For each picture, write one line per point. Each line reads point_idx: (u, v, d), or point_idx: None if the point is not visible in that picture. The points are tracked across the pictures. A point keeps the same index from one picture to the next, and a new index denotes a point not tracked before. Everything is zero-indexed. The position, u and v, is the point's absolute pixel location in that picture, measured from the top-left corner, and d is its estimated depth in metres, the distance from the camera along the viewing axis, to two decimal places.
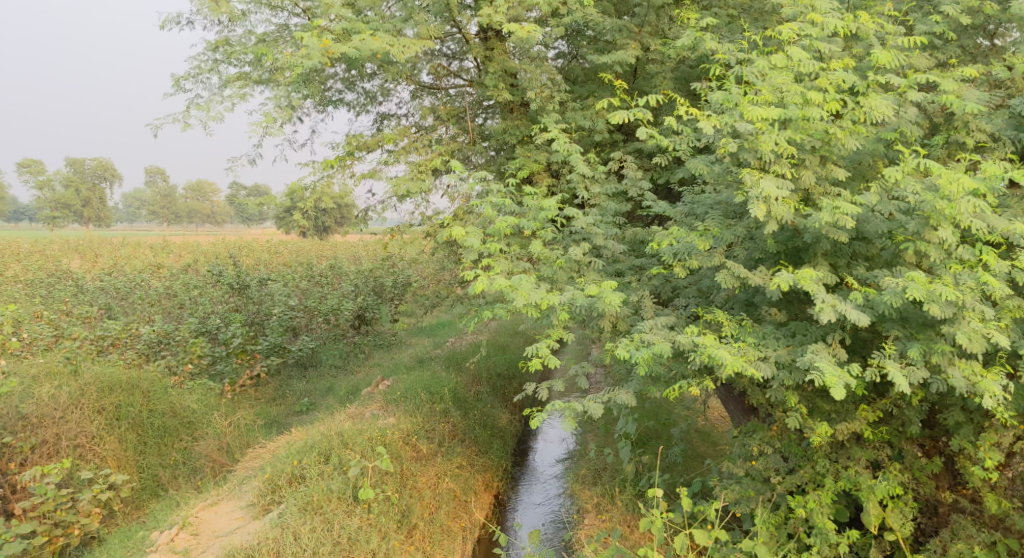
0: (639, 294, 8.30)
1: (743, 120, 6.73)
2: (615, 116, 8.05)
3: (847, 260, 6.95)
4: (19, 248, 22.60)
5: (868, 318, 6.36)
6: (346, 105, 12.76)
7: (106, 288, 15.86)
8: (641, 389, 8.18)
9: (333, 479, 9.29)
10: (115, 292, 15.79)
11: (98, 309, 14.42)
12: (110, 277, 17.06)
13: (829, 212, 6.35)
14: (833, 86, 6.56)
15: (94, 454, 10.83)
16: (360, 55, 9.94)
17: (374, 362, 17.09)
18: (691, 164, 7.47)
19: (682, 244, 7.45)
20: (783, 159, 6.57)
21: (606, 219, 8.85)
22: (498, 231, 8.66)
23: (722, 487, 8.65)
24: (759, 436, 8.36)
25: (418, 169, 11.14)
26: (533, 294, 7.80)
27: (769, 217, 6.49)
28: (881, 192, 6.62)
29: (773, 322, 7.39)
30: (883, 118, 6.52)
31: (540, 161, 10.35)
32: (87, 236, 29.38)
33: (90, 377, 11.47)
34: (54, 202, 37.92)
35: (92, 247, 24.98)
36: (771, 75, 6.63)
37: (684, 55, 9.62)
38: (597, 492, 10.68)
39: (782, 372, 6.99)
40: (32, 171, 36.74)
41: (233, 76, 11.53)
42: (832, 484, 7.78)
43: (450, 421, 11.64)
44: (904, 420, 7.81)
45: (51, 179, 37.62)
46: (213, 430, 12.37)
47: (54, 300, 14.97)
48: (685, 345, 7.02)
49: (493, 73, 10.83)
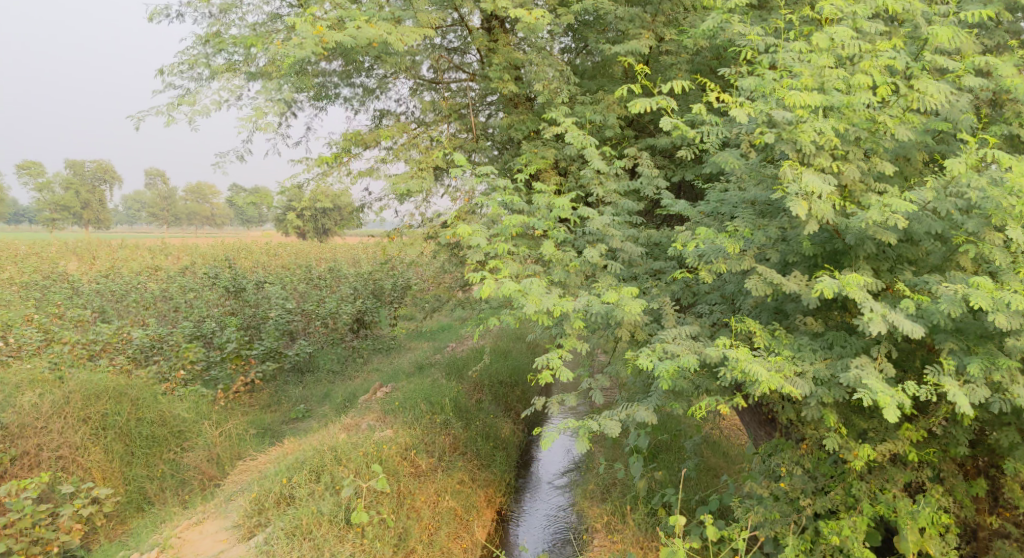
0: (659, 301, 7.69)
1: (779, 108, 6.17)
2: (635, 104, 7.27)
3: (892, 265, 6.38)
4: (15, 250, 22.02)
5: (922, 329, 5.80)
6: (341, 99, 12.14)
7: (100, 290, 15.34)
8: (661, 403, 7.57)
9: (324, 499, 8.64)
10: (108, 294, 15.23)
11: (90, 313, 13.86)
12: (106, 279, 16.51)
13: (878, 210, 5.79)
14: (881, 70, 6.02)
15: (77, 465, 10.20)
16: (356, 44, 9.32)
17: (373, 367, 16.39)
18: (719, 159, 6.88)
19: (708, 246, 6.85)
20: (825, 151, 6.01)
21: (622, 218, 8.25)
22: (506, 231, 8.08)
23: (745, 509, 8.01)
24: (788, 455, 7.75)
25: (419, 167, 10.54)
26: (545, 301, 7.21)
27: (811, 216, 5.91)
28: (935, 188, 6.06)
29: (808, 332, 6.81)
30: (937, 105, 5.94)
31: (548, 157, 9.72)
32: (86, 237, 28.96)
33: (75, 384, 10.86)
34: (54, 204, 37.28)
35: (91, 248, 24.49)
36: (811, 58, 6.08)
37: (704, 43, 9.05)
38: (608, 509, 10.02)
39: (820, 388, 6.42)
40: (32, 173, 36.26)
41: (222, 68, 10.93)
42: (869, 508, 7.14)
43: (451, 433, 10.98)
44: (948, 438, 7.22)
45: (51, 180, 36.89)
46: (203, 441, 11.65)
47: (46, 303, 14.44)
48: (714, 358, 6.43)
49: (497, 65, 10.23)
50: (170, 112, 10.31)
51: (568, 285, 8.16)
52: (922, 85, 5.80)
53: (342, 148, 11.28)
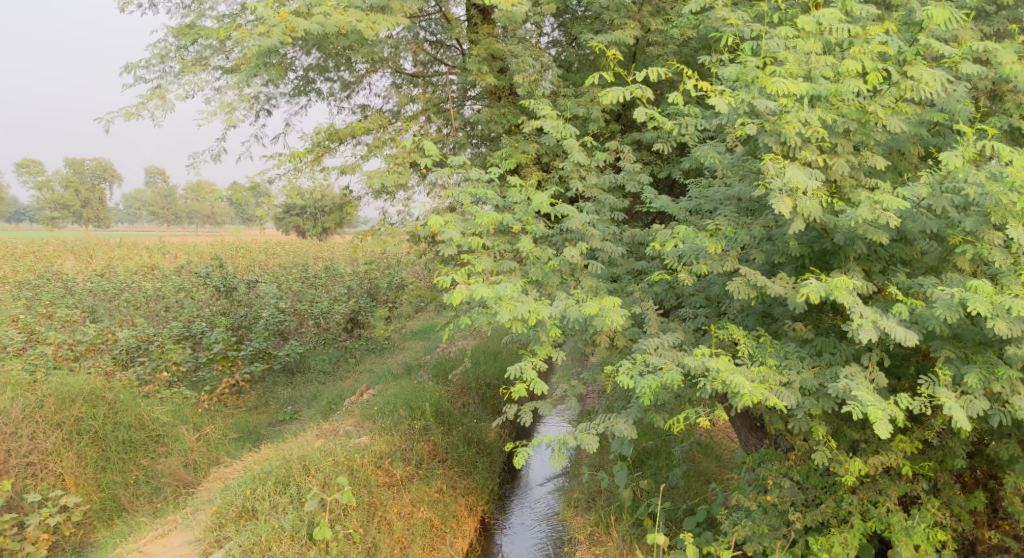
0: (641, 305, 7.30)
1: (763, 97, 5.76)
2: (608, 93, 6.81)
3: (884, 266, 6.00)
4: (12, 248, 21.61)
5: (917, 336, 5.39)
6: (318, 94, 11.72)
7: (93, 290, 15.11)
8: (642, 414, 7.18)
9: (287, 513, 8.27)
10: (99, 294, 15.00)
11: (79, 313, 13.57)
12: (100, 278, 16.26)
13: (868, 208, 5.38)
14: (873, 56, 5.60)
15: (47, 471, 9.76)
16: (325, 32, 8.97)
17: (365, 367, 15.65)
18: (700, 153, 6.52)
19: (688, 245, 6.41)
20: (811, 144, 5.62)
21: (603, 215, 7.88)
22: (482, 228, 7.71)
23: (732, 522, 7.59)
24: (775, 467, 7.36)
25: (395, 162, 10.19)
26: (518, 307, 6.83)
27: (796, 214, 5.51)
28: (931, 183, 5.65)
29: (796, 338, 6.42)
30: (933, 93, 5.52)
31: (528, 152, 9.35)
32: (88, 236, 28.71)
33: (49, 388, 10.41)
34: (54, 202, 36.74)
35: (90, 247, 24.06)
36: (797, 44, 5.67)
37: (692, 32, 8.63)
38: (591, 520, 9.60)
39: (808, 399, 6.04)
40: (32, 171, 35.74)
41: (190, 62, 10.54)
42: (862, 524, 6.73)
43: (430, 439, 10.52)
44: (945, 450, 6.83)
45: (52, 178, 36.49)
46: (180, 446, 11.18)
47: (34, 302, 14.19)
48: (695, 368, 6.03)
49: (477, 57, 9.86)
50: (137, 111, 9.95)
51: (547, 285, 7.79)
52: (916, 72, 5.39)
53: (314, 142, 10.95)
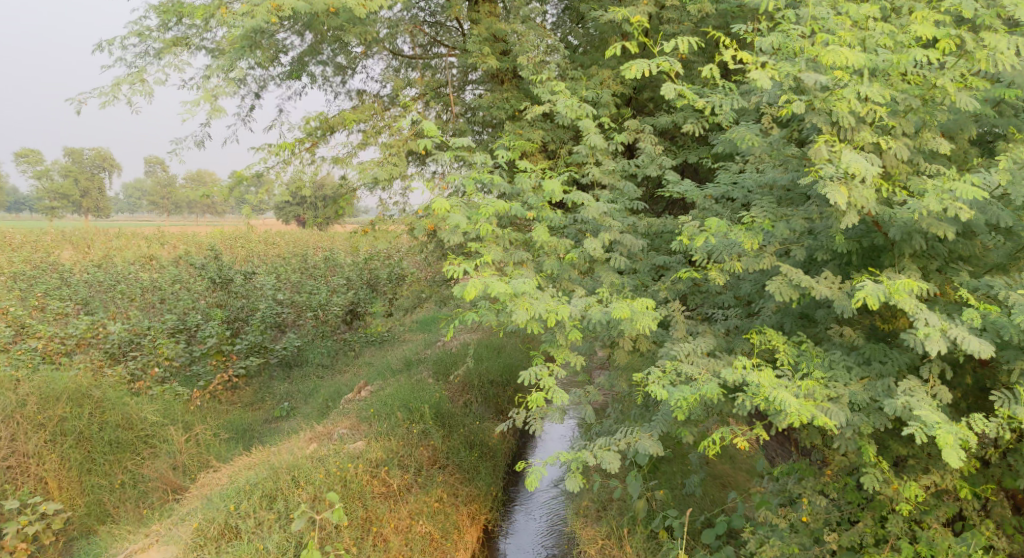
0: (665, 305, 6.67)
1: (810, 71, 5.09)
2: (630, 68, 6.09)
3: (944, 265, 5.37)
4: (10, 237, 20.91)
5: (992, 347, 4.85)
6: (312, 79, 10.98)
7: (87, 281, 14.47)
8: (665, 425, 6.56)
9: (272, 533, 7.72)
10: (95, 286, 14.39)
11: (70, 305, 12.89)
12: (95, 269, 15.61)
13: (935, 199, 4.76)
14: (938, 25, 4.93)
15: (27, 476, 9.11)
16: (313, 10, 8.27)
17: (364, 360, 15.02)
18: (733, 135, 5.87)
19: (721, 240, 5.79)
20: (868, 125, 4.98)
21: (621, 204, 7.24)
22: (490, 218, 7.04)
23: (760, 540, 6.99)
24: (810, 482, 6.72)
25: (391, 150, 9.47)
26: (535, 307, 6.17)
27: (850, 206, 4.90)
28: (1004, 170, 5.00)
29: (841, 344, 5.80)
30: (1006, 66, 4.85)
31: (535, 139, 8.69)
32: (86, 224, 27.65)
33: (31, 385, 9.70)
34: (52, 192, 35.89)
35: (87, 237, 23.37)
36: (852, 9, 4.99)
37: (712, 7, 7.93)
38: (603, 532, 8.97)
39: (859, 415, 5.43)
40: (31, 161, 35.06)
41: (169, 42, 9.75)
42: (909, 548, 6.09)
43: (430, 444, 9.87)
44: (1001, 466, 6.18)
45: (50, 167, 35.77)
46: (168, 448, 10.46)
47: (23, 294, 13.52)
48: (732, 380, 5.39)
49: (478, 37, 9.21)
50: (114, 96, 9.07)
51: (562, 281, 7.15)
52: (992, 40, 4.74)
53: (304, 130, 10.21)
